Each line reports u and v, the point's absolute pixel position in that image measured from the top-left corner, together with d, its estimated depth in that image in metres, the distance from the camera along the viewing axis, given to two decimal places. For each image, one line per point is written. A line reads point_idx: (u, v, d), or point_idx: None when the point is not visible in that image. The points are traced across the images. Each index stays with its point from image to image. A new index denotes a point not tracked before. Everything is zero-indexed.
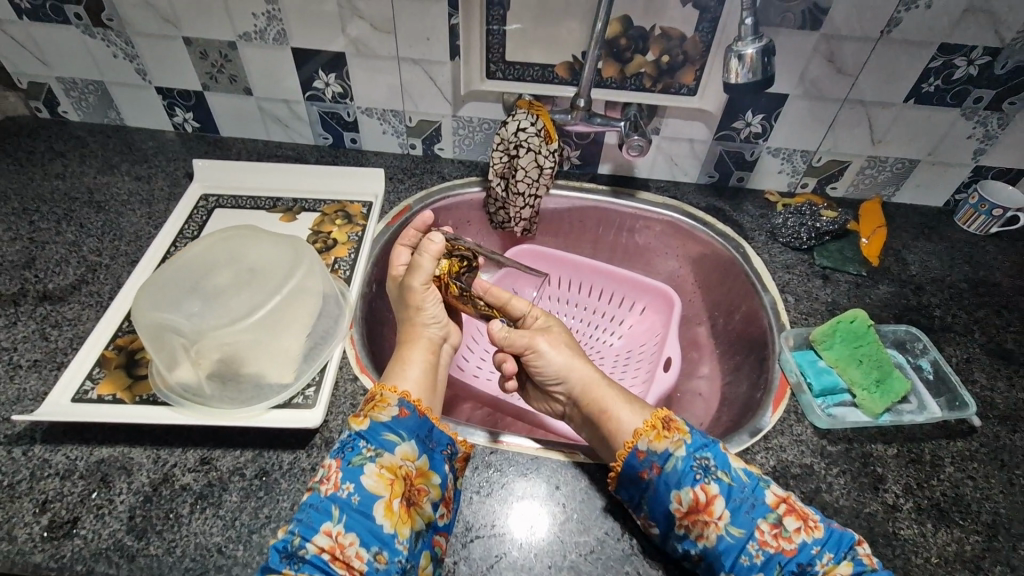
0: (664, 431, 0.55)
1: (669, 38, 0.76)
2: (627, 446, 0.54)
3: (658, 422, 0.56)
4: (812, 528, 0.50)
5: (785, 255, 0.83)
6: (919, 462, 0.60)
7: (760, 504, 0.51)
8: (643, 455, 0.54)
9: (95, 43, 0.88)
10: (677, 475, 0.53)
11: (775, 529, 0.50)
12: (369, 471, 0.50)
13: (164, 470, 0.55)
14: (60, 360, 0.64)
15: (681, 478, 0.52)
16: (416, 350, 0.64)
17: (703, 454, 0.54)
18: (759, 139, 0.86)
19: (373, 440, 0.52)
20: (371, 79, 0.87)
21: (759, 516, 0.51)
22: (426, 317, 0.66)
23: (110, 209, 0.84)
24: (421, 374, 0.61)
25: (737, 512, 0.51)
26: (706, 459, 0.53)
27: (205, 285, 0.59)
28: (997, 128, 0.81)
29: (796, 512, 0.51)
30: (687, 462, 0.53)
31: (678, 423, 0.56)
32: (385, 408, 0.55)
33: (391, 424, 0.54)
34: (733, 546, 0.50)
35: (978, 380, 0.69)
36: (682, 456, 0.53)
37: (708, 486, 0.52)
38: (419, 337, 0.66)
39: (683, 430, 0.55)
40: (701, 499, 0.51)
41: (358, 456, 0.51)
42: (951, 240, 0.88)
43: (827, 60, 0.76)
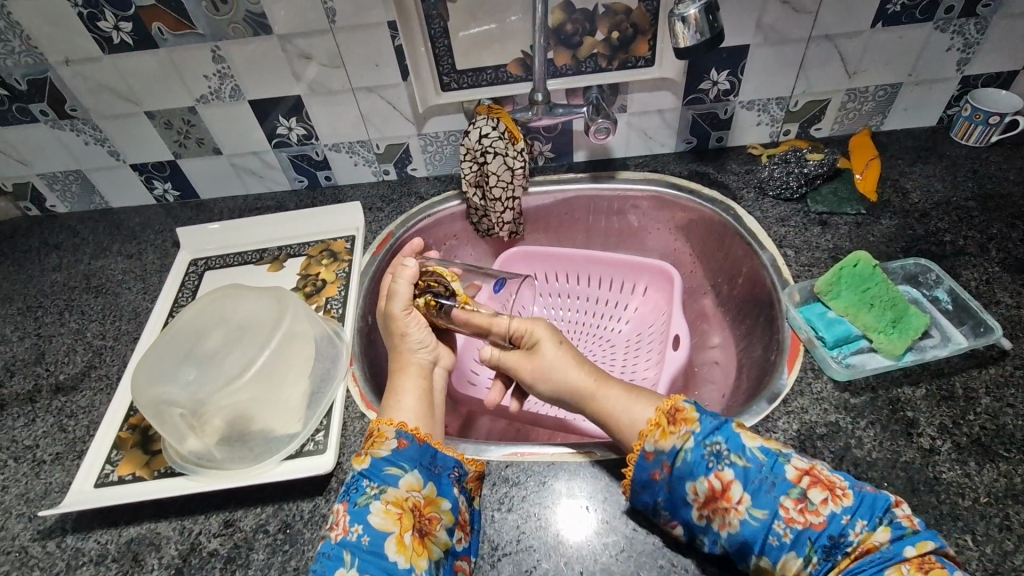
0: (669, 427, 0.53)
1: (615, 14, 0.75)
2: (634, 450, 0.53)
3: (662, 417, 0.54)
4: (840, 497, 0.47)
5: (778, 208, 0.80)
6: (951, 399, 0.57)
7: (781, 481, 0.48)
8: (652, 456, 0.52)
9: (65, 135, 0.90)
10: (689, 466, 0.50)
11: (800, 504, 0.47)
12: (375, 509, 0.50)
13: (191, 540, 0.56)
14: (80, 449, 0.65)
15: (694, 468, 0.50)
16: (405, 376, 0.64)
17: (714, 439, 0.51)
18: (729, 96, 0.84)
19: (375, 477, 0.52)
20: (332, 116, 0.87)
21: (781, 493, 0.48)
22: (411, 342, 0.65)
23: (107, 291, 0.86)
24: (416, 402, 0.61)
25: (758, 494, 0.48)
26: (718, 445, 0.50)
27: (197, 353, 0.60)
28: (976, 34, 0.77)
29: (821, 483, 0.48)
30: (698, 453, 0.51)
31: (686, 412, 0.53)
32: (384, 443, 0.54)
33: (392, 457, 0.53)
34: (759, 530, 0.47)
35: (1002, 300, 0.65)
36: (691, 446, 0.51)
37: (721, 473, 0.49)
38: (408, 364, 0.65)
39: (690, 419, 0.53)
40: (717, 486, 0.49)
41: (362, 496, 0.51)
42: (951, 158, 0.84)
43: (782, 2, 0.73)
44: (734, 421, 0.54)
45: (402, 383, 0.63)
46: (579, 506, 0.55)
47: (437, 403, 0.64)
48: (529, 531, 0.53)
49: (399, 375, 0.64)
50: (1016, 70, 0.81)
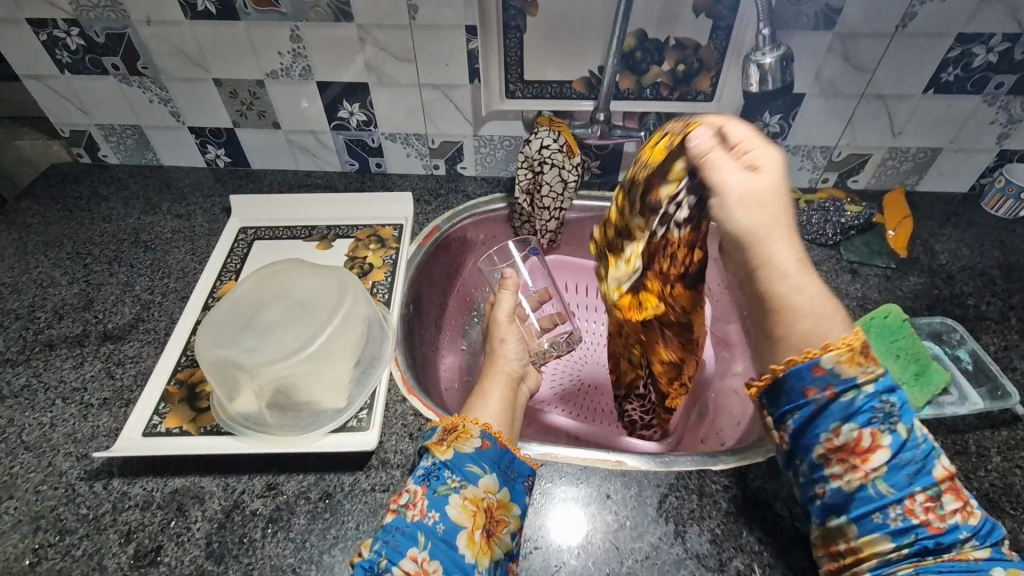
0: (861, 356, 0.43)
1: (684, 48, 0.78)
2: (805, 354, 0.44)
3: (859, 340, 0.44)
4: (970, 514, 0.43)
5: (812, 252, 0.84)
6: (964, 454, 0.61)
7: (926, 473, 0.43)
8: (822, 371, 0.43)
9: (131, 90, 0.92)
10: (852, 407, 0.43)
11: (929, 503, 0.43)
12: (453, 501, 0.52)
13: (234, 497, 0.58)
14: (127, 397, 0.67)
15: (854, 411, 0.43)
16: (492, 384, 0.66)
17: (891, 396, 0.43)
18: (778, 139, 0.87)
19: (457, 471, 0.54)
20: (394, 106, 0.90)
21: (918, 485, 0.43)
22: (506, 352, 0.70)
23: (156, 247, 0.88)
24: (500, 409, 0.62)
25: (897, 471, 0.43)
26: (894, 404, 0.43)
27: (260, 321, 0.62)
28: (1020, 112, 0.81)
29: (956, 492, 0.44)
30: (869, 400, 0.43)
31: (877, 349, 0.44)
32: (468, 440, 0.56)
33: (474, 456, 0.55)
34: (873, 500, 0.43)
35: (1019, 368, 0.69)
36: (868, 389, 0.43)
37: (881, 434, 0.43)
38: (501, 372, 0.68)
39: (881, 360, 0.44)
40: (864, 443, 0.43)
41: (443, 485, 0.52)
42: (980, 226, 0.88)
43: (842, 58, 0.77)
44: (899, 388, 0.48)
45: (489, 388, 0.65)
46: (602, 511, 0.58)
47: (518, 414, 0.66)
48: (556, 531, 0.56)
49: (490, 381, 0.66)
50: None
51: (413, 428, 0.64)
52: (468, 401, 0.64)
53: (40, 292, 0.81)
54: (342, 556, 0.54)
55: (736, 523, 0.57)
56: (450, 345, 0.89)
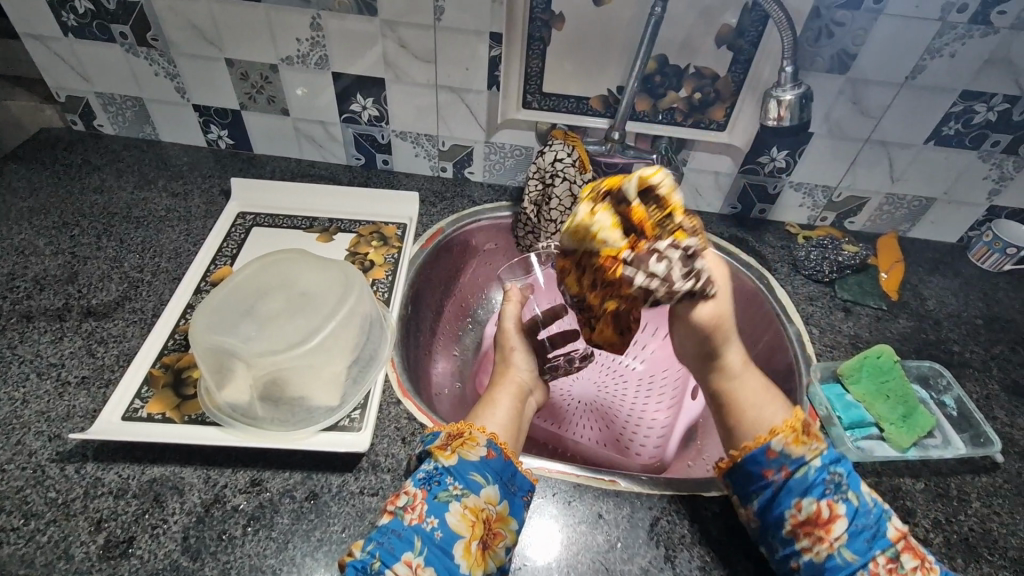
0: (803, 436, 0.55)
1: (702, 77, 0.79)
2: (758, 441, 0.55)
3: (799, 423, 0.55)
4: (928, 569, 0.50)
5: (808, 287, 0.86)
6: (946, 496, 0.62)
7: (882, 536, 0.51)
8: (774, 455, 0.55)
9: (138, 61, 0.90)
10: (807, 482, 0.53)
11: (891, 564, 0.50)
12: (453, 509, 0.51)
13: (215, 491, 0.56)
14: (108, 378, 0.64)
15: (809, 487, 0.53)
16: (501, 394, 0.69)
17: (836, 469, 0.54)
18: (782, 174, 0.89)
19: (460, 478, 0.53)
20: (408, 104, 0.89)
21: (877, 547, 0.51)
22: (517, 364, 0.75)
23: (148, 224, 0.85)
24: (506, 419, 0.65)
25: (857, 537, 0.51)
26: (839, 475, 0.53)
27: (260, 309, 0.60)
28: (1012, 171, 0.84)
29: (914, 551, 0.51)
30: (819, 474, 0.53)
31: (816, 431, 0.56)
32: (474, 448, 0.56)
33: (478, 465, 0.55)
34: (841, 568, 0.51)
35: (998, 416, 0.71)
36: (815, 464, 0.54)
37: (835, 503, 0.52)
38: (508, 381, 0.72)
39: (821, 439, 0.55)
40: (824, 514, 0.52)
41: (444, 492, 0.52)
42: (966, 276, 0.91)
43: (852, 102, 0.79)
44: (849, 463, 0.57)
45: (495, 396, 0.69)
46: (594, 530, 0.57)
47: (523, 424, 0.69)
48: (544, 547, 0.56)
49: (498, 390, 0.70)
50: None
51: (406, 432, 0.62)
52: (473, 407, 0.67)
53: (22, 261, 0.77)
54: (325, 560, 0.52)
55: (725, 551, 0.57)
56: (443, 351, 0.87)
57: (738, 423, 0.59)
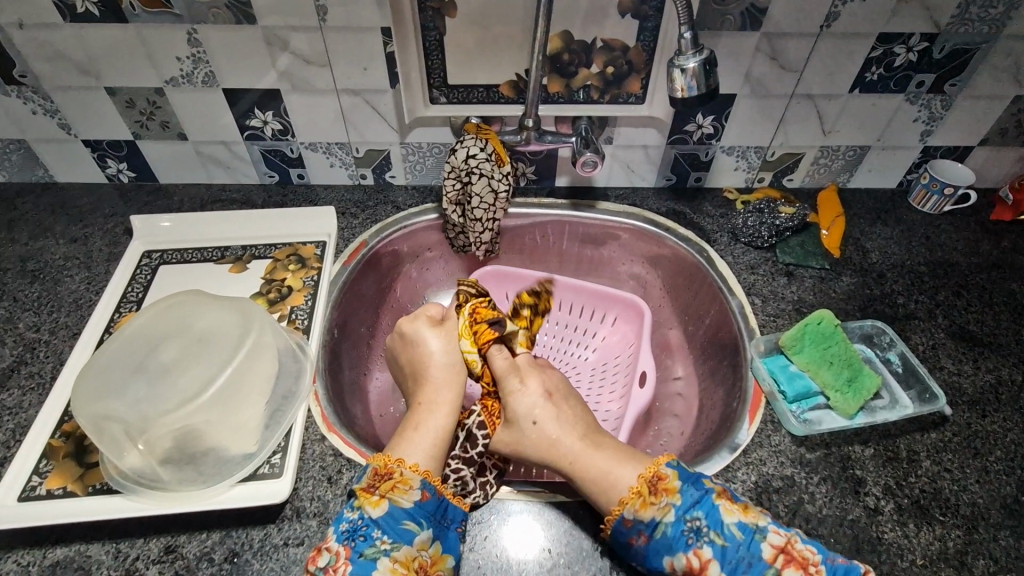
0: (650, 497, 0.54)
1: (612, 50, 0.75)
2: (613, 513, 0.54)
3: (644, 485, 0.54)
4: None
5: (748, 255, 0.83)
6: (895, 460, 0.61)
7: (757, 562, 0.50)
8: (630, 523, 0.53)
9: (9, 100, 0.82)
10: (668, 541, 0.52)
11: None
12: (381, 566, 0.49)
13: (126, 566, 0.52)
14: (4, 455, 0.60)
15: (672, 544, 0.52)
16: (436, 414, 0.61)
17: (693, 515, 0.52)
18: (712, 140, 0.86)
19: (389, 530, 0.51)
20: (311, 114, 0.83)
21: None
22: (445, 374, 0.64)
23: (46, 277, 0.79)
24: (433, 441, 0.59)
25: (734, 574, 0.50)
26: (697, 521, 0.52)
27: (149, 365, 0.58)
28: (941, 110, 0.82)
29: (795, 563, 0.50)
30: (677, 528, 0.52)
31: (666, 482, 0.54)
32: (406, 492, 0.53)
33: (411, 510, 0.53)
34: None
35: (946, 366, 0.69)
36: (670, 519, 0.53)
37: (701, 550, 0.51)
38: (443, 402, 0.62)
39: (671, 491, 0.54)
40: (695, 564, 0.51)
41: (371, 548, 0.50)
42: (908, 222, 0.89)
43: (770, 59, 0.76)
44: (716, 485, 0.55)
45: (427, 420, 0.60)
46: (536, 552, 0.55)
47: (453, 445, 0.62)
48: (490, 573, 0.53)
49: (431, 411, 0.61)
50: (972, 146, 0.87)
51: (332, 471, 0.59)
52: (401, 434, 0.59)
53: None
54: None
55: None
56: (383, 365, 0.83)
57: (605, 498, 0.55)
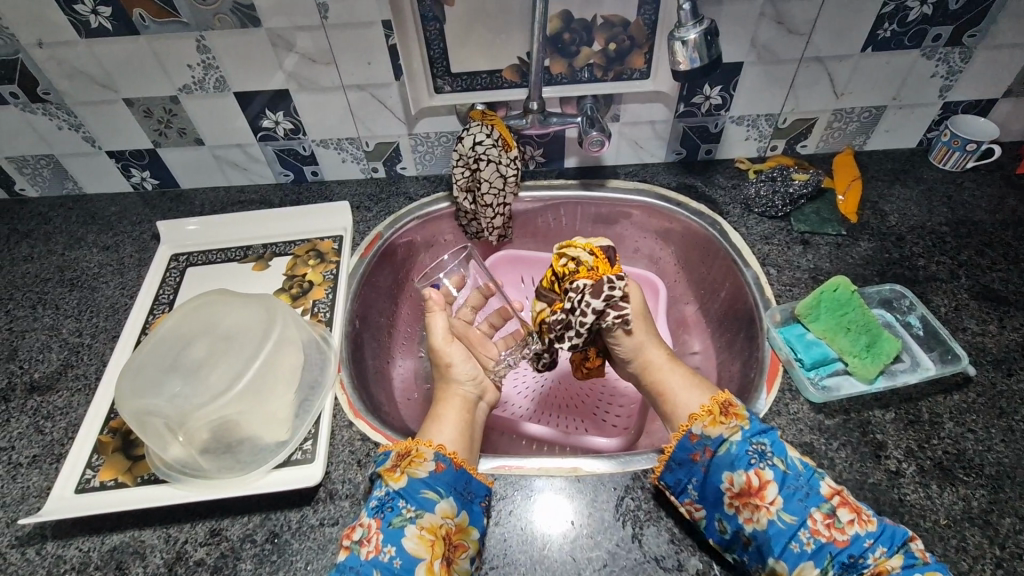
0: (720, 417, 0.57)
1: (613, 26, 0.75)
2: (681, 428, 0.58)
3: (716, 406, 0.58)
4: (865, 521, 0.51)
5: (763, 226, 0.82)
6: (917, 422, 0.60)
7: (815, 494, 0.52)
8: (697, 438, 0.57)
9: (36, 118, 0.85)
10: (731, 457, 0.55)
11: (828, 519, 0.51)
12: (409, 533, 0.53)
13: (177, 549, 0.56)
14: (59, 452, 0.64)
15: (735, 461, 0.55)
16: (445, 407, 0.67)
17: (760, 439, 0.55)
18: (720, 111, 0.84)
19: (412, 500, 0.55)
20: (320, 111, 0.85)
21: (813, 504, 0.52)
22: (458, 374, 0.69)
23: (83, 284, 0.83)
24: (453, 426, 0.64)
25: (791, 499, 0.52)
26: (763, 445, 0.55)
27: (183, 362, 0.62)
28: (960, 63, 0.79)
29: (850, 505, 0.52)
30: (742, 447, 0.55)
31: (737, 409, 0.58)
32: (421, 463, 0.57)
33: (429, 480, 0.56)
34: (784, 532, 0.51)
35: (969, 327, 0.68)
36: (736, 439, 0.56)
37: (762, 471, 0.54)
38: (452, 395, 0.69)
39: (741, 415, 0.57)
40: (754, 483, 0.53)
41: (398, 517, 0.53)
42: (928, 181, 0.86)
43: (777, 23, 0.74)
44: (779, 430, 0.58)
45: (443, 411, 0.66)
46: (557, 523, 0.57)
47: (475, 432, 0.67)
48: (515, 545, 0.56)
49: (443, 404, 0.68)
50: (995, 99, 0.84)
51: (361, 455, 0.61)
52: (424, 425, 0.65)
53: None
54: None
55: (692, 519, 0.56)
56: (405, 351, 0.86)
57: (672, 413, 0.63)
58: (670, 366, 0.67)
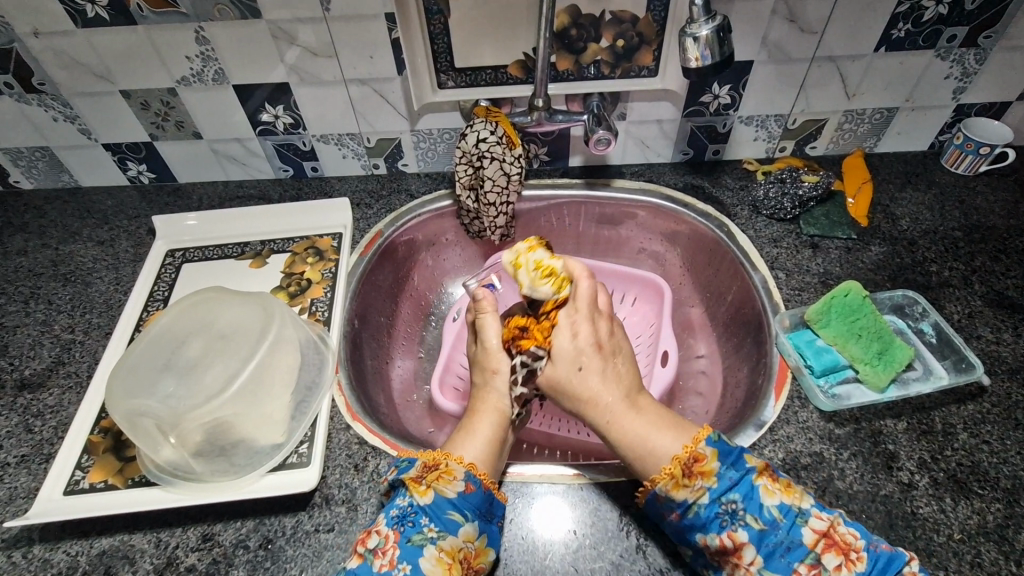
0: (683, 479, 0.52)
1: (621, 22, 0.73)
2: (644, 492, 0.54)
3: (678, 468, 0.53)
4: (855, 562, 0.48)
5: (771, 228, 0.80)
6: (930, 433, 0.59)
7: (796, 546, 0.49)
8: (663, 500, 0.53)
9: (31, 109, 0.84)
10: (702, 521, 0.51)
11: (814, 570, 0.48)
12: (427, 554, 0.50)
13: (167, 554, 0.54)
14: (48, 452, 0.62)
15: (706, 525, 0.51)
16: (480, 420, 0.61)
17: (729, 498, 0.51)
18: (729, 110, 0.83)
19: (436, 519, 0.52)
20: (320, 106, 0.83)
21: (795, 559, 0.49)
22: (502, 385, 0.63)
23: (76, 279, 0.82)
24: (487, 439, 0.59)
25: (771, 557, 0.49)
26: (733, 504, 0.51)
27: (178, 361, 0.60)
28: (975, 65, 0.77)
29: (837, 548, 0.49)
30: (711, 509, 0.51)
31: (702, 465, 0.53)
32: (451, 482, 0.53)
33: (456, 502, 0.53)
34: None
35: (983, 335, 0.67)
36: (704, 501, 0.52)
37: (735, 533, 0.50)
38: (491, 407, 0.62)
39: (707, 473, 0.53)
40: (729, 545, 0.50)
41: (418, 535, 0.51)
42: (940, 185, 0.85)
43: (789, 21, 0.72)
44: (758, 465, 0.54)
45: (479, 424, 0.61)
46: (560, 532, 0.55)
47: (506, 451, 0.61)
48: (515, 555, 0.54)
49: (479, 416, 0.62)
50: (1010, 102, 0.82)
51: (358, 459, 0.60)
52: (453, 436, 0.60)
53: None
54: None
55: None
56: (405, 352, 0.84)
57: (642, 464, 0.55)
58: (635, 414, 0.58)
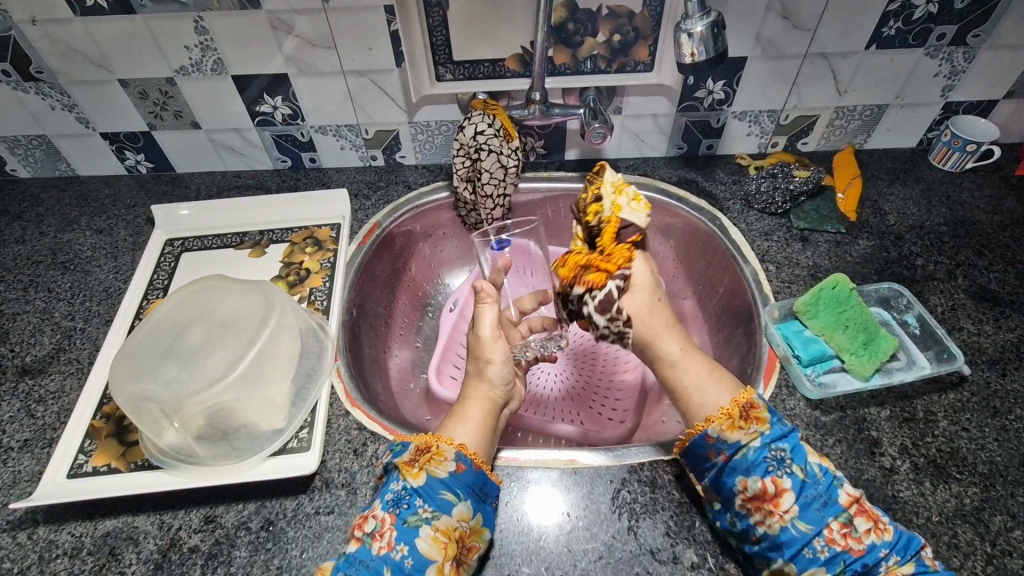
0: (740, 421, 0.55)
1: (618, 17, 0.74)
2: (697, 429, 0.56)
3: (736, 410, 0.56)
4: (881, 530, 0.51)
5: (763, 222, 0.82)
6: (912, 420, 0.61)
7: (833, 503, 0.52)
8: (714, 440, 0.55)
9: (28, 97, 0.84)
10: (748, 463, 0.54)
11: (845, 528, 0.51)
12: (423, 534, 0.51)
13: (170, 535, 0.56)
14: (50, 436, 0.63)
15: (752, 467, 0.54)
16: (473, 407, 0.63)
17: (780, 446, 0.54)
18: (723, 106, 0.84)
19: (429, 500, 0.53)
20: (319, 97, 0.83)
21: (830, 513, 0.51)
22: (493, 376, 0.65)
23: (75, 268, 0.82)
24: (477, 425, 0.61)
25: (807, 508, 0.52)
26: (782, 451, 0.54)
27: (179, 348, 0.61)
28: (963, 63, 0.79)
29: (867, 514, 0.52)
30: (760, 454, 0.54)
31: (757, 412, 0.56)
32: (441, 463, 0.55)
33: (448, 482, 0.54)
34: (797, 539, 0.51)
35: (965, 326, 0.69)
36: (756, 445, 0.55)
37: (779, 479, 0.53)
38: (480, 395, 0.64)
39: (762, 420, 0.56)
40: (770, 489, 0.53)
41: (414, 516, 0.52)
42: (927, 181, 0.87)
43: (782, 18, 0.74)
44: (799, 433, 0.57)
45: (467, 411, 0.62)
46: (554, 514, 0.57)
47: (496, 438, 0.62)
48: (511, 535, 0.56)
49: (469, 402, 0.64)
50: (996, 100, 0.84)
51: (358, 443, 0.61)
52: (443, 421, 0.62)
53: None
54: None
55: (689, 513, 0.57)
56: (401, 342, 0.85)
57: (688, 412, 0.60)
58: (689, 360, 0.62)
